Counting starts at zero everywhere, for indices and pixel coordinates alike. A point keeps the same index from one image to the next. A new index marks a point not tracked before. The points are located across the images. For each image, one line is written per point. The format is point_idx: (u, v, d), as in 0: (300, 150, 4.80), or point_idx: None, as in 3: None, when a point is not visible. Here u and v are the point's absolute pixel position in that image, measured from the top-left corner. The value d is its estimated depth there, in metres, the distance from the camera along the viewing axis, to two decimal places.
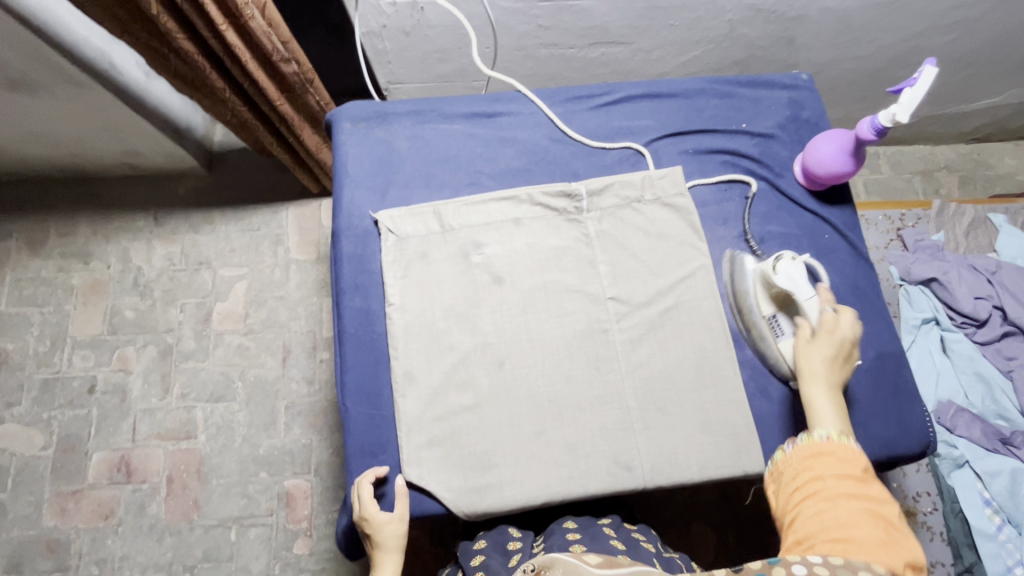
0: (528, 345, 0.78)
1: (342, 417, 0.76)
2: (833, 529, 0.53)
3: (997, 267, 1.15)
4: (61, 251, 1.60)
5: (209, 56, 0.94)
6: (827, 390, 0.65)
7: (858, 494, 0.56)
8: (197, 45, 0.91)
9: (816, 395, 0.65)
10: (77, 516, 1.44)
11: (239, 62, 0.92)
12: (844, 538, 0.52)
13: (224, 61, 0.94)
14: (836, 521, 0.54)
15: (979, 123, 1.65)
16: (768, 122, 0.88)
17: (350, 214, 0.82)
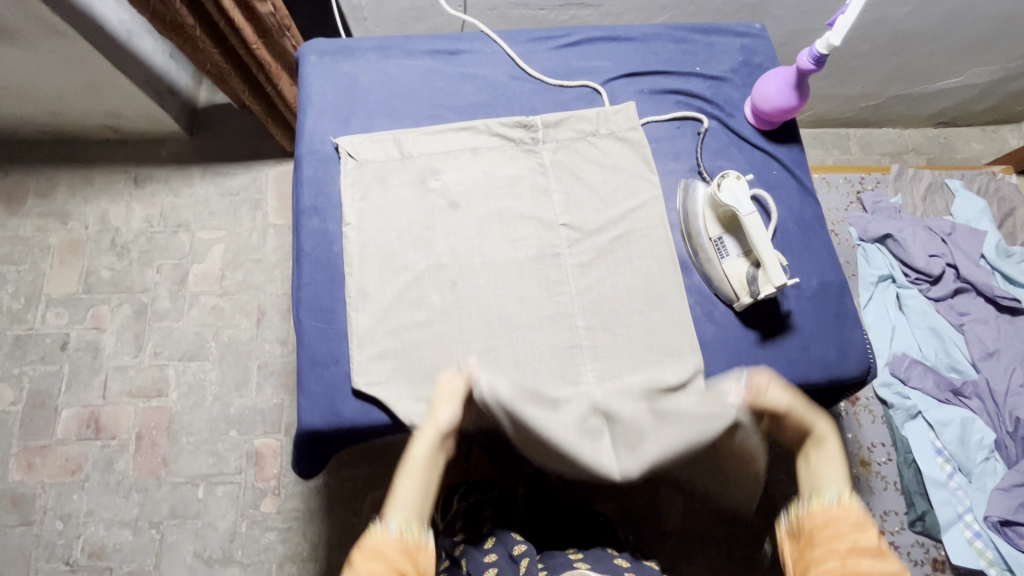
0: (481, 267, 0.80)
1: (295, 331, 0.77)
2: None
3: (951, 228, 1.20)
4: (40, 211, 1.61)
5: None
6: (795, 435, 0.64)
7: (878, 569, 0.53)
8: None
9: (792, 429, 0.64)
10: (44, 471, 1.43)
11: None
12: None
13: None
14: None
15: (944, 106, 1.70)
16: (721, 66, 0.92)
17: (312, 139, 0.85)
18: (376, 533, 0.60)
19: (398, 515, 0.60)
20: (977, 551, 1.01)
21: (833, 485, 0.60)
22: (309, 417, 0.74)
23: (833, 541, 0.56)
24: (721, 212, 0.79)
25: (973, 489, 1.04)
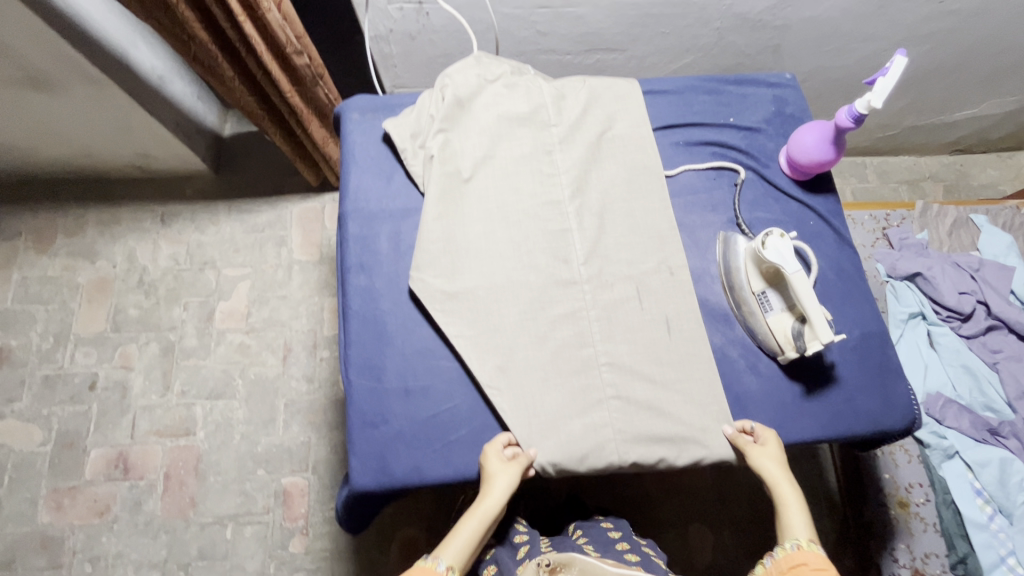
0: (522, 325, 0.80)
1: (345, 389, 0.78)
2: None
3: (979, 264, 1.20)
4: (69, 250, 1.63)
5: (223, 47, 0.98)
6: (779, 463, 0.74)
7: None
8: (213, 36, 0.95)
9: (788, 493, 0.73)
10: (72, 512, 1.43)
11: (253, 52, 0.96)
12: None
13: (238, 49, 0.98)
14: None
15: (960, 134, 1.71)
16: (754, 117, 0.93)
17: (357, 197, 0.86)
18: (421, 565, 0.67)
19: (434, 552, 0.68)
20: None
21: (796, 535, 0.70)
22: (360, 479, 0.75)
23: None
24: (763, 267, 0.80)
25: (1014, 531, 1.03)
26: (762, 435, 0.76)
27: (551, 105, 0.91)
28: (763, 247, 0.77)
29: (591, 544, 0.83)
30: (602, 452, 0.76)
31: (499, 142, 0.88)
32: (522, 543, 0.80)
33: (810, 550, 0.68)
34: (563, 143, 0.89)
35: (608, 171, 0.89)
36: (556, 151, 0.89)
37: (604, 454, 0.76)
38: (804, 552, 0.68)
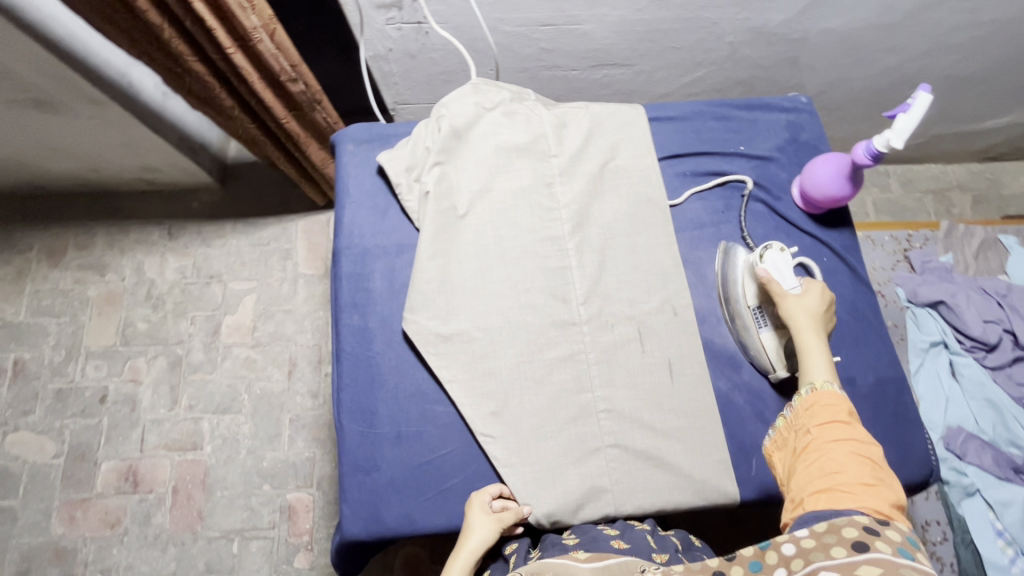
0: (516, 370, 0.78)
1: (337, 435, 0.77)
2: (824, 480, 0.56)
3: (1007, 289, 1.13)
4: (79, 264, 1.65)
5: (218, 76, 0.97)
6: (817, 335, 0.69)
7: (845, 440, 0.58)
8: (206, 66, 0.94)
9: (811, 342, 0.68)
10: (84, 524, 1.46)
11: (247, 82, 0.94)
12: (839, 482, 0.55)
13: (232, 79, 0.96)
14: (823, 471, 0.57)
15: (993, 142, 1.61)
16: (766, 145, 0.89)
17: (351, 233, 0.84)
18: None
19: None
20: None
21: (814, 377, 0.65)
22: (351, 527, 0.73)
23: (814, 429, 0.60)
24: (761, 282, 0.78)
25: None
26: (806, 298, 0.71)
27: (551, 134, 0.87)
28: (760, 260, 0.76)
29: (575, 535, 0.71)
30: (598, 504, 0.74)
31: (497, 175, 0.85)
32: (512, 555, 0.70)
33: (827, 390, 0.63)
34: (563, 175, 0.86)
35: (611, 205, 0.85)
36: (556, 183, 0.86)
37: (599, 505, 0.74)
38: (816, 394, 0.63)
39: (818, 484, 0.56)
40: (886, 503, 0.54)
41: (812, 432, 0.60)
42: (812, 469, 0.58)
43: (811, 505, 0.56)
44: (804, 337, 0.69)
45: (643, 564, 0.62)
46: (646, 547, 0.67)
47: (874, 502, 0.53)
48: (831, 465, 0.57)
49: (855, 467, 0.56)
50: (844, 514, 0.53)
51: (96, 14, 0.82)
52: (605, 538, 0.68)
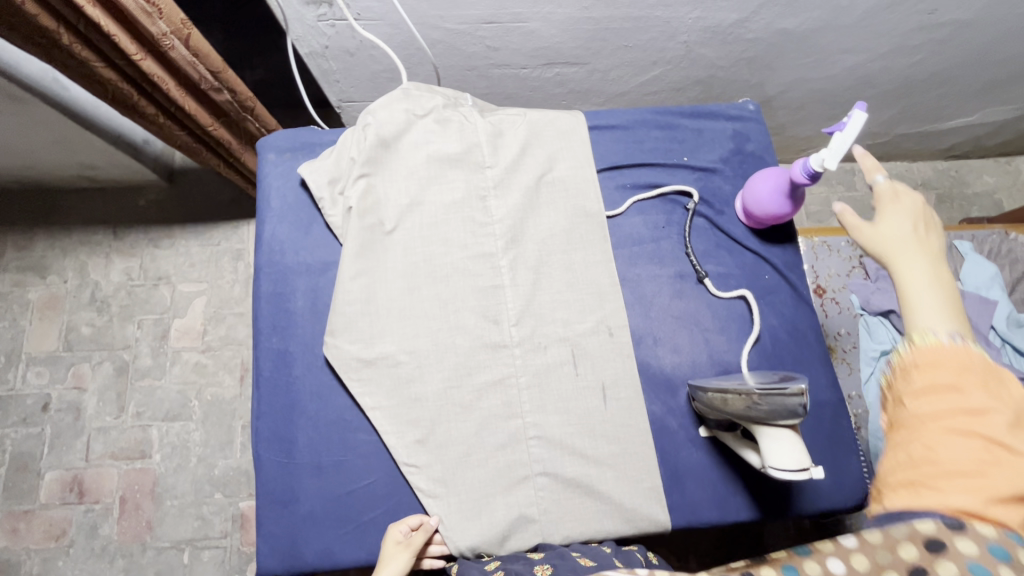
0: (444, 397, 0.74)
1: (253, 466, 0.73)
2: (906, 470, 0.40)
3: (959, 297, 1.13)
4: (19, 265, 1.57)
5: (133, 85, 0.84)
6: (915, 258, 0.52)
7: (949, 417, 0.39)
8: (119, 74, 0.81)
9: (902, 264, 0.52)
10: (28, 536, 1.41)
11: (161, 91, 0.84)
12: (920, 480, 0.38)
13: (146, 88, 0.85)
14: (911, 461, 0.40)
15: (956, 141, 1.59)
16: (710, 155, 0.86)
17: (271, 248, 0.80)
18: None
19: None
20: None
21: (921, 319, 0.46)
22: (267, 561, 0.71)
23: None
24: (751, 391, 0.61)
25: None
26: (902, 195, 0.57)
27: (486, 144, 0.83)
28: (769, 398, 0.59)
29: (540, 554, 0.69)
30: (524, 533, 0.71)
31: (428, 187, 0.81)
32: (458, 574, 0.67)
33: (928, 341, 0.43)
34: (498, 188, 0.82)
35: (546, 220, 0.81)
36: (490, 197, 0.81)
37: (526, 535, 0.71)
38: (925, 345, 0.42)
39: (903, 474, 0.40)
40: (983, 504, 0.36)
41: (901, 390, 0.42)
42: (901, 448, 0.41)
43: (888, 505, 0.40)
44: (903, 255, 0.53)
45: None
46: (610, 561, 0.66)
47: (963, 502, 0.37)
48: (936, 487, 0.38)
49: (983, 466, 0.37)
50: (909, 520, 0.38)
51: None
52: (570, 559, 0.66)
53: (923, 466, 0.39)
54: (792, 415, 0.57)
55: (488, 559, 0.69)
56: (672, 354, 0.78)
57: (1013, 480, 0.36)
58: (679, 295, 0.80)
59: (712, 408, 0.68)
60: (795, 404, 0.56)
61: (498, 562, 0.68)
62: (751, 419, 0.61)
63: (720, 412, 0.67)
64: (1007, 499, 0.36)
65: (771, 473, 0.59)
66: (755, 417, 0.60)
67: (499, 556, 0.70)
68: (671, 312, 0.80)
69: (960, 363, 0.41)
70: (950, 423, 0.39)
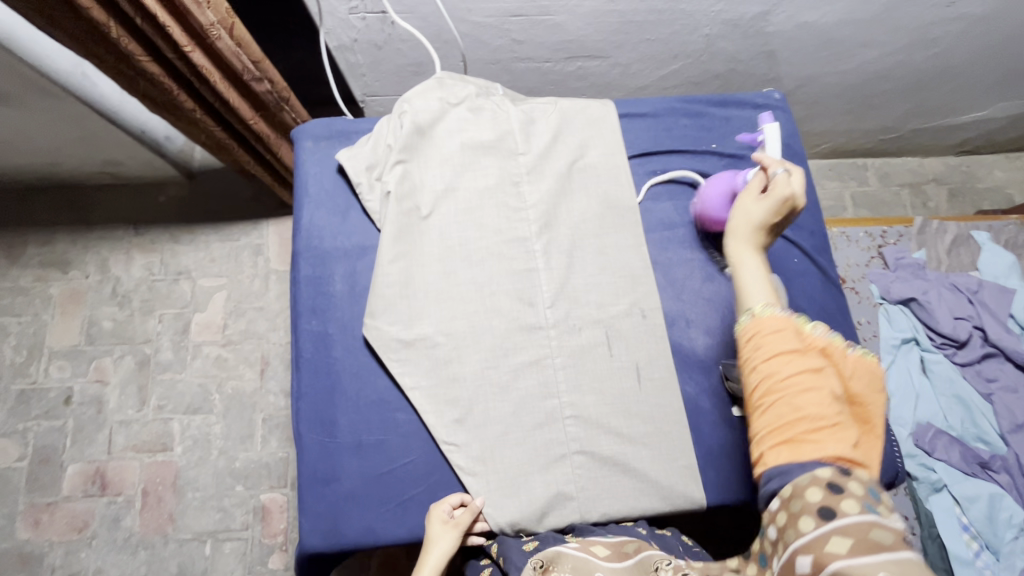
0: (482, 376, 0.76)
1: (295, 446, 0.74)
2: (783, 430, 0.48)
3: (978, 286, 1.14)
4: (41, 260, 1.50)
5: (177, 78, 0.86)
6: (754, 252, 0.56)
7: (801, 376, 0.48)
8: (163, 67, 0.83)
9: (742, 256, 0.56)
10: (50, 529, 1.33)
11: (208, 83, 0.85)
12: (793, 435, 0.48)
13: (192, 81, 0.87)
14: (793, 417, 0.48)
15: (967, 136, 1.60)
16: (738, 142, 0.87)
17: (309, 234, 0.81)
18: None
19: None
20: None
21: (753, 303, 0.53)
22: (310, 539, 0.72)
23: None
24: None
25: (1000, 569, 0.96)
26: (775, 183, 0.57)
27: (518, 131, 0.85)
28: None
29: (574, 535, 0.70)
30: (563, 510, 0.72)
31: (462, 173, 0.82)
32: (501, 554, 0.68)
33: (768, 314, 0.51)
34: (531, 174, 0.83)
35: (579, 205, 0.83)
36: (523, 183, 0.83)
37: (565, 512, 0.72)
38: (764, 319, 0.51)
39: (780, 433, 0.48)
40: (842, 448, 0.47)
41: (759, 370, 0.50)
42: (772, 414, 0.49)
43: (772, 460, 0.49)
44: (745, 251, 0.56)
45: (658, 556, 0.63)
46: (638, 533, 0.70)
47: (835, 446, 0.47)
48: (810, 435, 0.47)
49: (826, 407, 0.47)
50: (808, 468, 0.47)
51: (32, 15, 0.72)
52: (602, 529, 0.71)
53: (794, 422, 0.48)
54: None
55: (527, 539, 0.70)
56: (705, 336, 0.80)
57: (831, 417, 0.47)
58: (710, 279, 0.82)
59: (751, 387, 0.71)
60: None
61: (537, 542, 0.69)
62: None
63: None
64: (842, 439, 0.47)
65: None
66: None
67: (537, 536, 0.71)
68: (702, 295, 0.81)
69: (790, 332, 0.50)
70: (802, 380, 0.48)
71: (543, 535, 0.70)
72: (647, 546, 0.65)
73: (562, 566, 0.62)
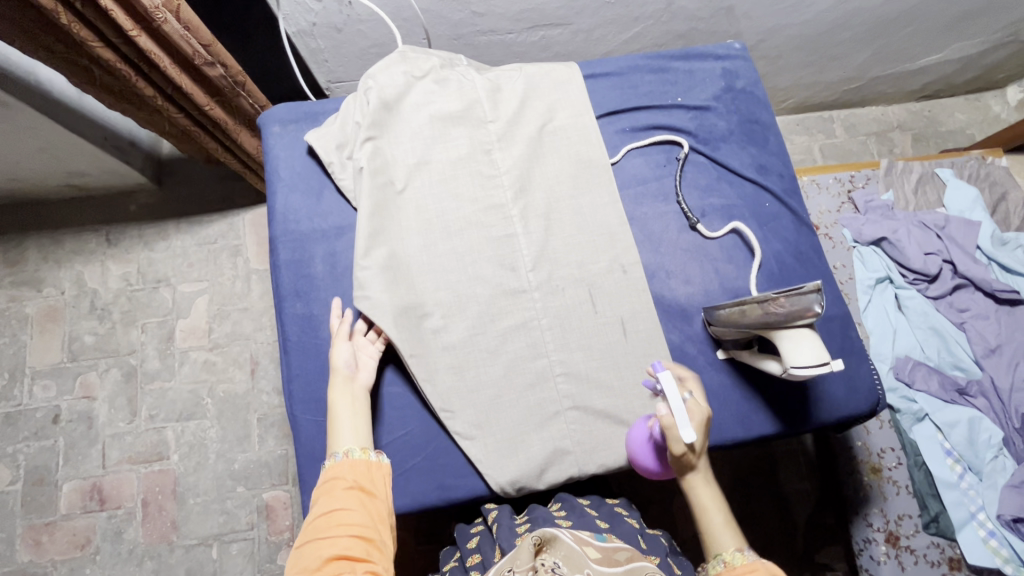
0: (472, 342, 0.77)
1: (291, 427, 0.75)
2: None
3: (945, 221, 1.18)
4: (12, 280, 1.44)
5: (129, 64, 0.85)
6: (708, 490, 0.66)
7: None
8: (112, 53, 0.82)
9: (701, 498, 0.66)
10: (52, 548, 1.29)
11: (158, 68, 0.84)
12: None
13: (142, 68, 0.86)
14: None
15: (927, 81, 1.64)
16: (703, 94, 0.89)
17: (285, 218, 0.81)
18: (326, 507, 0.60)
19: (342, 446, 0.66)
20: (992, 550, 0.97)
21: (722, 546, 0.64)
22: None
23: (320, 501, 0.60)
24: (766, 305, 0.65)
25: (984, 489, 1.00)
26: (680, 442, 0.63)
27: (485, 99, 0.85)
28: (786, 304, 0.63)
29: (565, 514, 0.70)
30: (562, 465, 0.74)
31: (433, 146, 0.82)
32: (495, 523, 0.69)
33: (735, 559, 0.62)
34: (502, 141, 0.83)
35: (552, 167, 0.83)
36: (495, 150, 0.83)
37: (564, 466, 0.74)
38: (738, 568, 0.62)
39: None
40: None
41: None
42: None
43: None
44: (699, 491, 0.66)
45: (649, 567, 0.56)
46: (638, 545, 0.65)
47: None
48: None
49: None
50: None
51: None
52: (590, 518, 0.69)
53: None
54: (809, 314, 0.62)
55: (520, 521, 0.68)
56: (686, 285, 0.81)
57: None
58: (687, 230, 0.83)
59: (726, 328, 0.73)
60: (811, 301, 0.61)
61: (527, 524, 0.67)
62: (768, 324, 0.66)
63: (738, 326, 0.71)
64: None
65: (794, 373, 0.64)
66: (773, 322, 0.65)
67: (528, 518, 0.69)
68: (680, 246, 0.83)
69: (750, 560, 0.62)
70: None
71: (532, 512, 0.70)
72: (639, 556, 0.58)
73: (555, 550, 0.55)
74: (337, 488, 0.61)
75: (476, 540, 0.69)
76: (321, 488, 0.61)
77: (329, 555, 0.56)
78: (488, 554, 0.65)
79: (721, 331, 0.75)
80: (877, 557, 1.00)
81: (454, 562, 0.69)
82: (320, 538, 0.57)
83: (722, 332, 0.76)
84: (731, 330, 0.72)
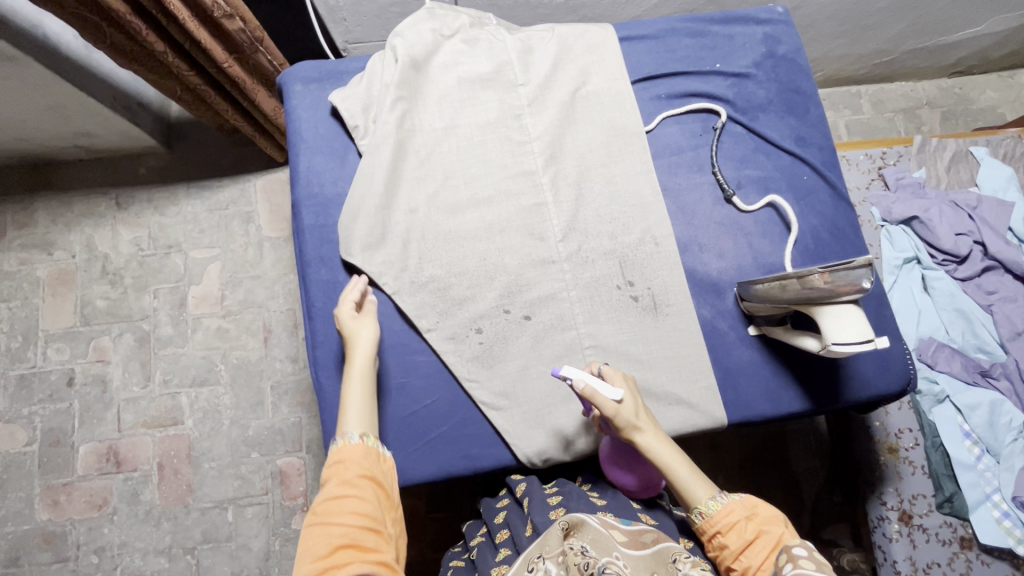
0: (500, 313, 0.75)
1: (316, 393, 0.74)
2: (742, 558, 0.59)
3: (977, 201, 1.15)
4: (23, 243, 1.42)
5: (142, 15, 0.82)
6: (665, 446, 0.64)
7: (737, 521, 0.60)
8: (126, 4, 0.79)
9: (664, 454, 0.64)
10: (70, 508, 1.31)
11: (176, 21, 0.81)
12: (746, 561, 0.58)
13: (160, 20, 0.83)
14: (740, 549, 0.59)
15: (960, 56, 1.58)
16: (743, 61, 0.85)
17: (309, 180, 0.79)
18: (337, 492, 0.58)
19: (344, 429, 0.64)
20: (1006, 531, 0.97)
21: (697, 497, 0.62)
22: None
23: (329, 483, 0.58)
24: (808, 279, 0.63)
25: (1001, 471, 0.99)
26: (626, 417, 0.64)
27: (517, 61, 0.81)
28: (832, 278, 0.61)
29: (597, 492, 0.70)
30: (590, 438, 0.74)
31: (462, 110, 0.79)
32: (525, 497, 0.68)
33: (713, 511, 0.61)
34: (532, 106, 0.80)
35: (584, 134, 0.80)
36: (526, 115, 0.80)
37: (591, 439, 0.74)
38: (716, 518, 0.60)
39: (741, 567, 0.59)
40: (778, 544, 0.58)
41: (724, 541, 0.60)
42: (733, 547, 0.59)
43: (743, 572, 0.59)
44: (660, 450, 0.64)
45: (676, 548, 0.56)
46: (671, 529, 0.66)
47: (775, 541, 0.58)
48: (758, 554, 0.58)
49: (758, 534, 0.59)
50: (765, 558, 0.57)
51: None
52: (624, 500, 0.68)
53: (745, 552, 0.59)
54: (854, 288, 0.60)
55: (550, 494, 0.68)
56: (719, 259, 0.79)
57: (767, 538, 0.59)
58: (721, 203, 0.81)
59: (760, 302, 0.72)
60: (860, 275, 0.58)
61: (558, 497, 0.67)
62: (810, 299, 0.64)
63: (774, 301, 0.69)
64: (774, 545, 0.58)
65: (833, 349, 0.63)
66: (815, 297, 0.63)
67: (558, 491, 0.69)
68: (714, 219, 0.80)
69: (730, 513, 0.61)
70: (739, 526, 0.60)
71: (563, 485, 0.69)
72: (665, 537, 0.58)
73: (582, 534, 0.55)
74: (349, 473, 0.60)
75: (503, 515, 0.69)
76: (330, 473, 0.59)
77: (339, 543, 0.55)
78: (517, 528, 0.65)
79: (756, 307, 0.74)
80: (889, 535, 1.00)
81: (482, 537, 0.70)
82: (330, 527, 0.56)
83: (756, 307, 0.74)
84: (766, 303, 0.71)
